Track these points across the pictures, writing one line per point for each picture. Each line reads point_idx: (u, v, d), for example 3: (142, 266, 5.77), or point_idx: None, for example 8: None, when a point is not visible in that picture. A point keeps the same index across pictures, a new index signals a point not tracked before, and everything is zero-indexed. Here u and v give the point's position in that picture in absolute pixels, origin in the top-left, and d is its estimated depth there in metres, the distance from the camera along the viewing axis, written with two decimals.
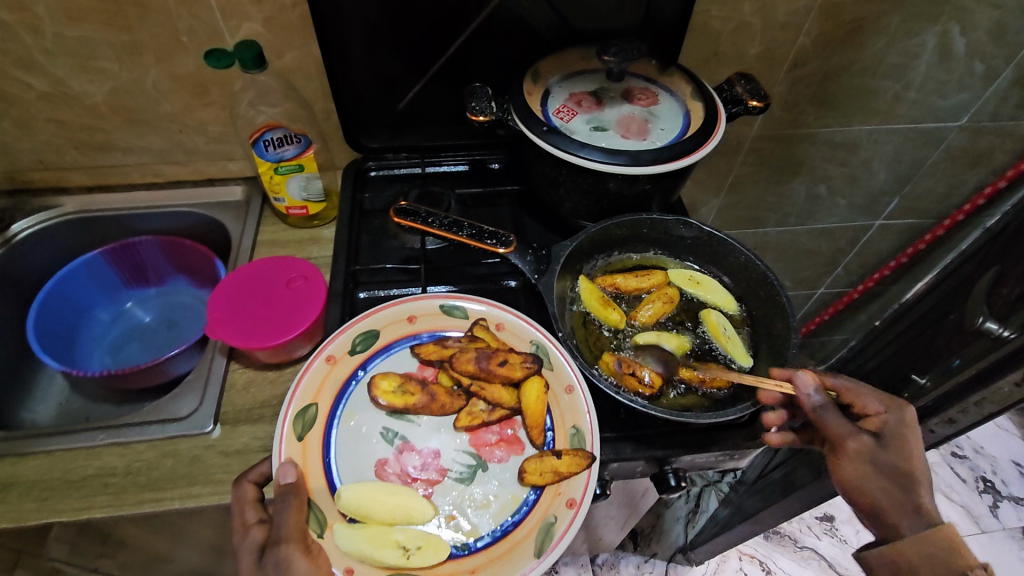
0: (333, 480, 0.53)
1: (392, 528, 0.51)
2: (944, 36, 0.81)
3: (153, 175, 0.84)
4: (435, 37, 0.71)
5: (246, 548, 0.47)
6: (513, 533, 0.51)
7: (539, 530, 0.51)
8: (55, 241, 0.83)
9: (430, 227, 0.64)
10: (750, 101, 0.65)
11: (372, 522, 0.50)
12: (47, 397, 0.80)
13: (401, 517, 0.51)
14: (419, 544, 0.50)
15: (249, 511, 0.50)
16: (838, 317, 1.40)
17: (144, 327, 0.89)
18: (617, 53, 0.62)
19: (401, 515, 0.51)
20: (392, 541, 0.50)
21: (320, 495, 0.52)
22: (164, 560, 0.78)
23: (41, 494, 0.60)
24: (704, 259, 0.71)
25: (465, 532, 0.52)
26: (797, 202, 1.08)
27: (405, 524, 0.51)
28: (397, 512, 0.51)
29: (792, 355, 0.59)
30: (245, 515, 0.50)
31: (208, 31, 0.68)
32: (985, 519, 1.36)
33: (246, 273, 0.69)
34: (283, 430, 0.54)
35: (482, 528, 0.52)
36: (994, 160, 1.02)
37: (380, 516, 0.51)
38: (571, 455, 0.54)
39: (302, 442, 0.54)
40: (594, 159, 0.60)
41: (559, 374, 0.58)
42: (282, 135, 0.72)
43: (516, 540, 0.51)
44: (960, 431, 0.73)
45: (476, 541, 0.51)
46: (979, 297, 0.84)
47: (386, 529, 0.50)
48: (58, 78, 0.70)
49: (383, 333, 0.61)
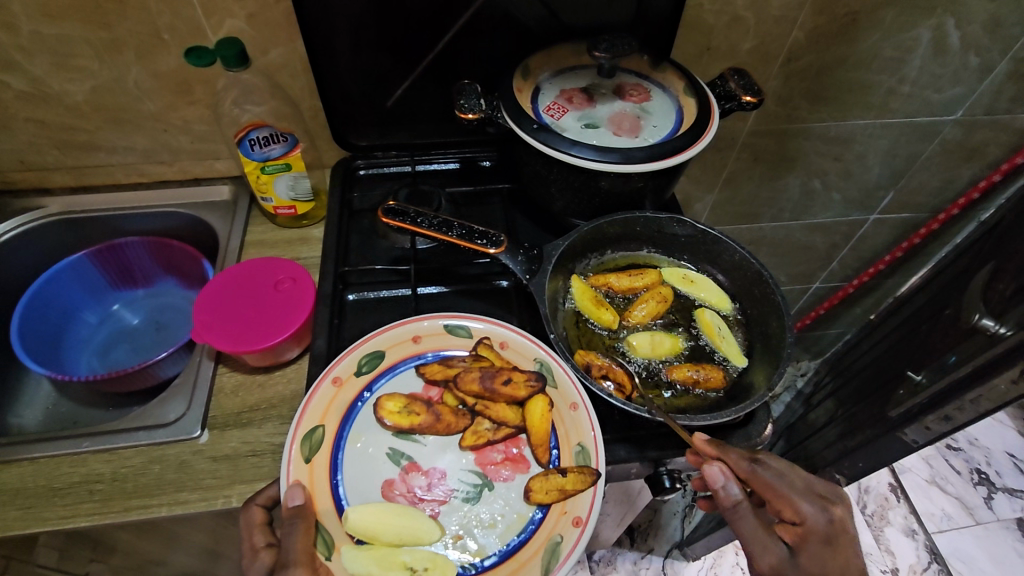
0: (340, 501, 0.52)
1: (399, 549, 0.50)
2: (939, 29, 0.81)
3: (138, 175, 0.83)
4: (423, 33, 0.70)
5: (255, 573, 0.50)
6: (519, 553, 0.51)
7: (545, 550, 0.50)
8: (38, 243, 0.82)
9: (419, 227, 0.62)
10: (744, 96, 0.64)
11: (380, 543, 0.49)
12: (34, 401, 0.79)
13: (408, 539, 0.50)
14: (426, 566, 0.49)
15: (257, 536, 0.52)
16: (833, 310, 1.40)
17: (132, 328, 0.88)
18: (608, 49, 0.61)
19: (408, 536, 0.50)
20: (399, 562, 0.49)
21: (327, 517, 0.51)
22: (156, 564, 0.77)
23: (25, 502, 0.58)
24: (698, 257, 0.70)
25: (471, 552, 0.51)
26: (792, 196, 1.08)
27: (411, 546, 0.50)
28: (404, 533, 0.50)
29: (786, 355, 0.58)
30: (254, 539, 0.52)
31: (190, 28, 0.67)
32: (980, 510, 1.37)
33: (234, 275, 0.68)
34: (291, 452, 0.52)
35: (489, 548, 0.51)
36: (989, 154, 1.01)
37: (387, 538, 0.50)
38: (576, 473, 0.53)
39: (309, 464, 0.53)
40: (585, 157, 0.59)
41: (564, 392, 0.57)
42: (267, 134, 0.71)
43: (522, 561, 0.50)
44: (958, 427, 0.71)
45: (483, 561, 0.50)
46: (976, 292, 0.83)
47: (393, 550, 0.49)
48: (36, 77, 0.69)
49: (389, 353, 0.60)
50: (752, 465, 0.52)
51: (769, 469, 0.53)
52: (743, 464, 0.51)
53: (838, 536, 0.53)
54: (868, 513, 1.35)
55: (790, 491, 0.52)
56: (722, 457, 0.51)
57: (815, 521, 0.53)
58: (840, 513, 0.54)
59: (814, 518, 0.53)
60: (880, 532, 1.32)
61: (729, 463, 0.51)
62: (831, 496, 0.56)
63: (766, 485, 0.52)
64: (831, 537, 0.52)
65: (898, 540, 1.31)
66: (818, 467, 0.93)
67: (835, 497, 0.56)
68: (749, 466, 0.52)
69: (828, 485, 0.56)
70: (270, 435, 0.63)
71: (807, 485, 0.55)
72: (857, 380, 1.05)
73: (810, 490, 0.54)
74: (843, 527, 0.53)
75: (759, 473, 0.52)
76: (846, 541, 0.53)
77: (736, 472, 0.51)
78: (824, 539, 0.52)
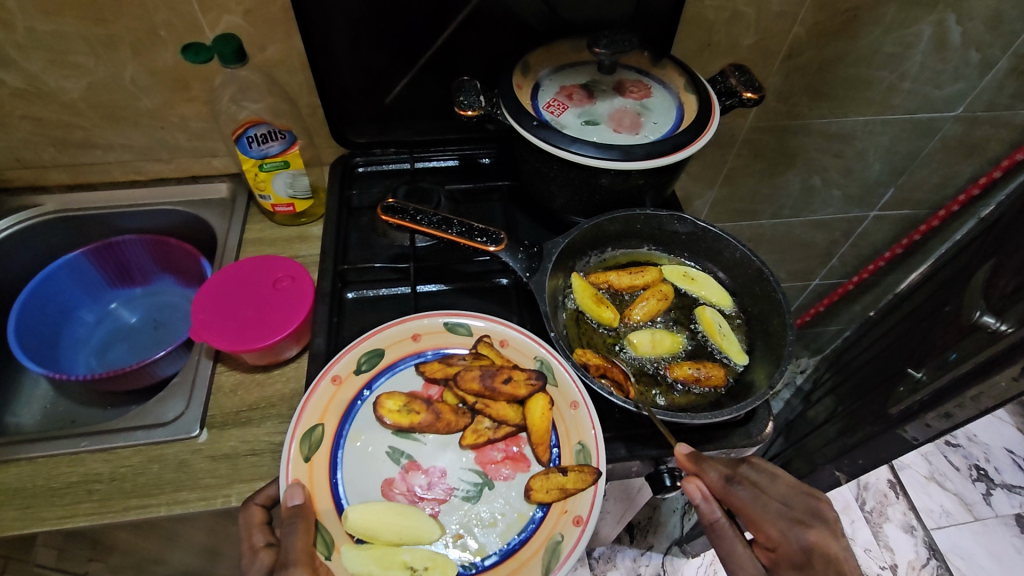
0: (340, 500, 0.51)
1: (399, 548, 0.49)
2: (941, 25, 0.80)
3: (135, 173, 0.83)
4: (423, 29, 0.70)
5: (254, 572, 0.49)
6: (519, 553, 0.50)
7: (546, 549, 0.50)
8: (35, 242, 0.81)
9: (419, 225, 0.61)
10: (745, 93, 0.63)
11: (379, 543, 0.49)
12: (31, 400, 0.78)
13: (408, 538, 0.50)
14: (426, 565, 0.49)
15: (256, 536, 0.51)
16: (833, 307, 1.40)
17: (130, 327, 0.88)
18: (608, 45, 0.61)
19: (409, 535, 0.50)
20: (399, 562, 0.49)
21: (327, 517, 0.51)
22: (155, 563, 0.77)
23: (24, 502, 0.58)
24: (699, 255, 0.70)
25: (472, 551, 0.51)
26: (792, 193, 1.07)
27: (411, 545, 0.50)
28: (404, 532, 0.50)
29: (787, 353, 0.58)
30: (253, 539, 0.52)
31: (187, 24, 0.66)
32: (978, 506, 1.37)
33: (233, 272, 0.67)
34: (290, 451, 0.52)
35: (489, 547, 0.51)
36: (989, 150, 1.01)
37: (387, 537, 0.49)
38: (577, 472, 0.53)
39: (308, 463, 0.52)
40: (585, 155, 0.59)
41: (564, 391, 0.57)
42: (266, 131, 0.70)
43: (523, 559, 0.50)
44: (958, 424, 0.71)
45: (484, 560, 0.50)
46: (977, 288, 0.83)
47: (393, 549, 0.49)
48: (32, 74, 0.68)
49: (388, 352, 0.60)
50: (729, 484, 0.51)
51: (746, 488, 0.52)
52: (721, 482, 0.51)
53: (813, 563, 0.51)
54: (867, 509, 1.35)
55: (763, 515, 0.51)
56: (701, 474, 0.51)
57: (788, 547, 0.52)
58: (817, 536, 0.52)
59: (786, 543, 0.52)
60: (878, 529, 1.32)
61: (707, 480, 0.51)
62: (810, 518, 0.54)
63: (741, 506, 0.51)
64: (804, 565, 0.51)
65: (896, 536, 1.31)
66: (818, 464, 0.93)
67: (813, 518, 0.54)
68: (727, 485, 0.51)
69: (808, 506, 0.55)
70: (269, 435, 0.63)
71: (785, 508, 0.53)
72: (857, 376, 1.05)
73: (785, 513, 0.53)
74: (821, 555, 0.51)
75: (737, 493, 0.51)
76: (821, 567, 0.51)
77: (714, 490, 0.51)
78: (796, 564, 0.51)
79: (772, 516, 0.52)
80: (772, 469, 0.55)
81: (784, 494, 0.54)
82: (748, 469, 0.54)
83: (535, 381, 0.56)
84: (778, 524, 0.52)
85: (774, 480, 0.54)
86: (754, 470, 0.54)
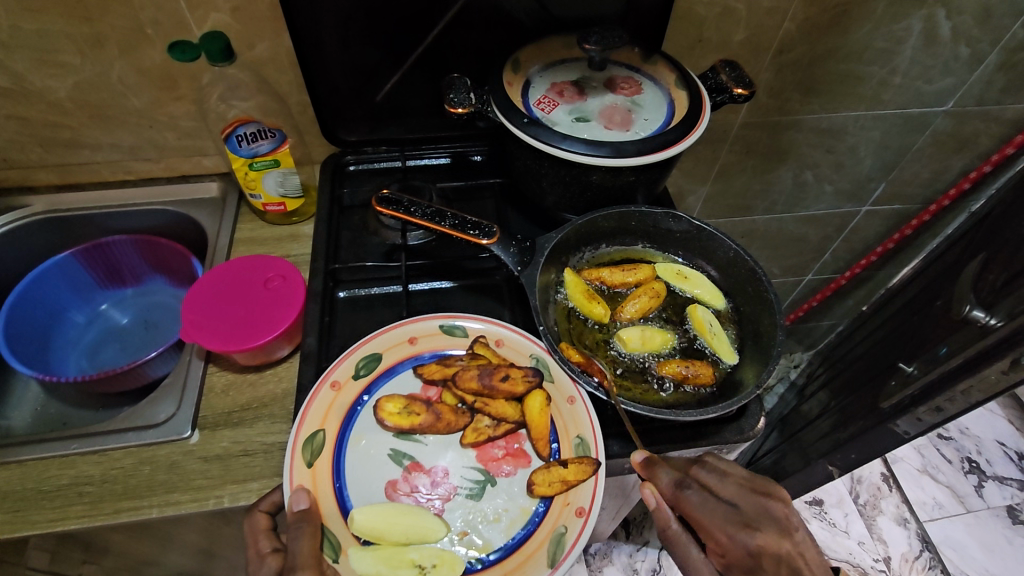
0: (345, 503, 0.51)
1: (407, 547, 0.50)
2: (931, 20, 0.80)
3: (124, 173, 0.82)
4: (413, 27, 0.69)
5: None
6: (524, 546, 0.51)
7: (550, 541, 0.51)
8: (24, 243, 0.81)
9: (413, 217, 0.61)
10: (736, 89, 0.63)
11: (387, 543, 0.49)
12: (22, 402, 0.78)
13: (415, 537, 0.50)
14: (434, 563, 0.49)
15: (262, 542, 0.52)
16: (826, 303, 1.40)
17: (120, 328, 0.88)
18: (598, 42, 0.60)
19: (415, 535, 0.50)
20: (407, 560, 0.49)
21: (333, 521, 0.50)
22: (149, 565, 0.76)
23: (14, 505, 0.58)
24: (693, 253, 0.70)
25: (478, 547, 0.51)
26: (785, 189, 1.08)
27: (418, 543, 0.50)
28: (411, 532, 0.50)
29: (777, 350, 0.58)
30: (259, 545, 0.52)
31: (174, 22, 0.66)
32: (971, 498, 1.38)
33: (223, 273, 0.67)
34: (293, 456, 0.52)
35: (494, 543, 0.51)
36: (979, 145, 1.01)
37: (394, 537, 0.50)
38: (576, 464, 0.53)
39: (311, 468, 0.52)
40: (576, 151, 0.58)
41: (560, 386, 0.58)
42: (254, 130, 0.69)
43: (528, 553, 0.50)
44: (949, 418, 0.71)
45: (489, 556, 0.50)
46: (968, 280, 0.83)
47: (400, 549, 0.49)
48: (17, 73, 0.68)
49: (387, 355, 0.60)
50: (680, 489, 0.52)
51: (697, 491, 0.52)
52: (672, 486, 0.52)
53: (763, 567, 0.51)
54: (861, 502, 1.35)
55: (710, 521, 0.51)
56: (653, 478, 0.53)
57: (737, 552, 0.52)
58: (766, 539, 0.52)
59: (733, 548, 0.52)
60: (872, 521, 1.32)
61: (659, 484, 0.52)
62: (762, 520, 0.54)
63: (691, 509, 0.52)
64: (754, 569, 0.51)
65: (890, 529, 1.31)
66: (812, 458, 0.94)
67: (763, 520, 0.54)
68: (678, 489, 0.52)
69: (762, 508, 0.55)
70: (262, 435, 0.63)
71: (734, 510, 0.52)
72: (850, 370, 1.06)
73: (734, 518, 0.52)
74: (771, 557, 0.51)
75: (687, 496, 0.52)
76: (771, 568, 0.51)
77: (665, 494, 0.52)
78: (746, 569, 0.52)
79: (721, 519, 0.52)
80: (724, 467, 0.55)
81: (734, 496, 0.53)
82: (702, 471, 0.54)
83: (535, 376, 0.57)
84: (729, 525, 0.52)
85: (725, 479, 0.54)
86: (705, 470, 0.54)
